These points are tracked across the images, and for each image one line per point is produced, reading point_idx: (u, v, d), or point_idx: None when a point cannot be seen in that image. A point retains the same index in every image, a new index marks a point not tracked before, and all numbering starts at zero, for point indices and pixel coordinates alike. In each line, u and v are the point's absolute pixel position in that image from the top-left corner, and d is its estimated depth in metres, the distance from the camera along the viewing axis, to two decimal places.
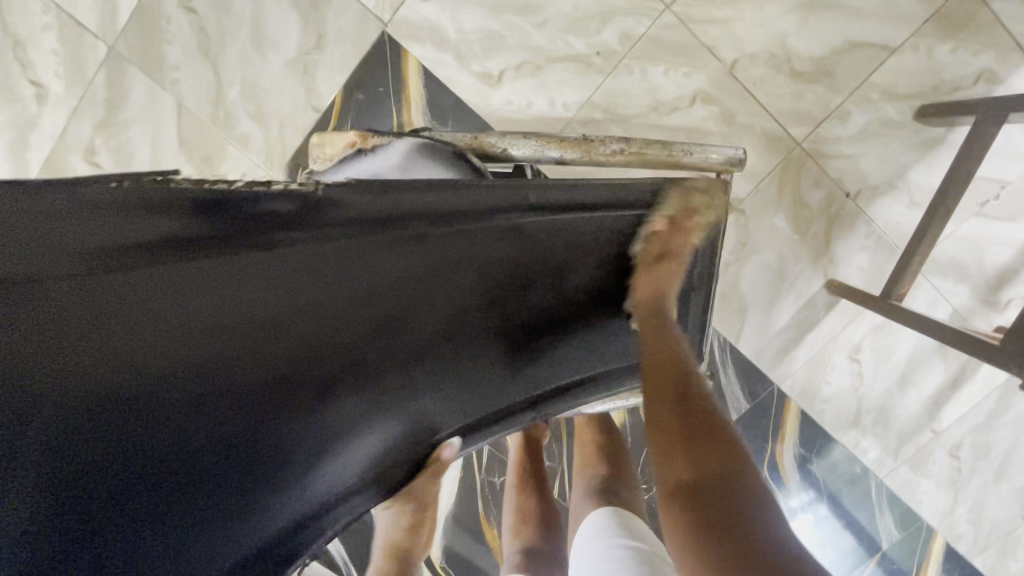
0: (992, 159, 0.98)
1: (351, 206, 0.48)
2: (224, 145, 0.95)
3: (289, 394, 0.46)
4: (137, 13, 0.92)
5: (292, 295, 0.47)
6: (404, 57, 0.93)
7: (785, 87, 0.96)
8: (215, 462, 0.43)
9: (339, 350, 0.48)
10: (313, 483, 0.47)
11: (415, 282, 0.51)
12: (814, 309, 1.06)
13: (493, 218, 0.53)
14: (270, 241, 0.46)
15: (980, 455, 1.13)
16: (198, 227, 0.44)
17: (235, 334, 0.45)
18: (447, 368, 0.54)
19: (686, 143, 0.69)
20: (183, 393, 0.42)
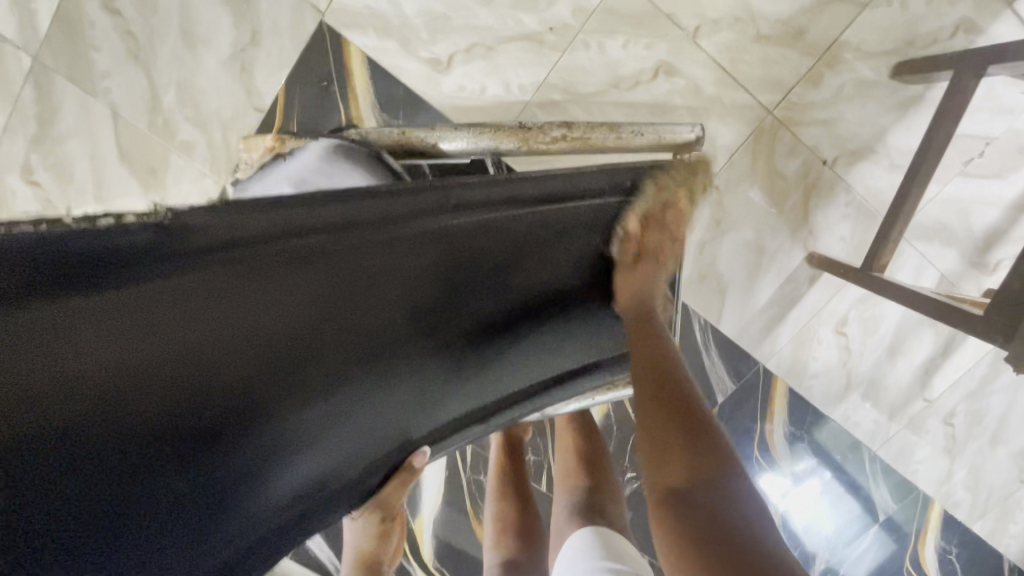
0: (974, 115, 0.93)
1: (238, 229, 0.39)
2: (166, 153, 0.90)
3: (200, 450, 0.40)
4: (59, 20, 0.86)
5: (197, 336, 0.39)
6: (347, 48, 0.88)
7: (752, 52, 0.91)
8: (121, 545, 0.36)
9: (252, 392, 0.42)
10: (258, 519, 0.44)
11: (330, 303, 0.45)
12: (797, 284, 1.02)
13: (410, 225, 0.47)
14: (140, 286, 0.36)
15: (975, 421, 1.10)
16: (31, 280, 0.32)
17: (125, 396, 0.36)
18: (378, 386, 0.50)
19: (633, 124, 0.66)
20: (51, 489, 0.33)
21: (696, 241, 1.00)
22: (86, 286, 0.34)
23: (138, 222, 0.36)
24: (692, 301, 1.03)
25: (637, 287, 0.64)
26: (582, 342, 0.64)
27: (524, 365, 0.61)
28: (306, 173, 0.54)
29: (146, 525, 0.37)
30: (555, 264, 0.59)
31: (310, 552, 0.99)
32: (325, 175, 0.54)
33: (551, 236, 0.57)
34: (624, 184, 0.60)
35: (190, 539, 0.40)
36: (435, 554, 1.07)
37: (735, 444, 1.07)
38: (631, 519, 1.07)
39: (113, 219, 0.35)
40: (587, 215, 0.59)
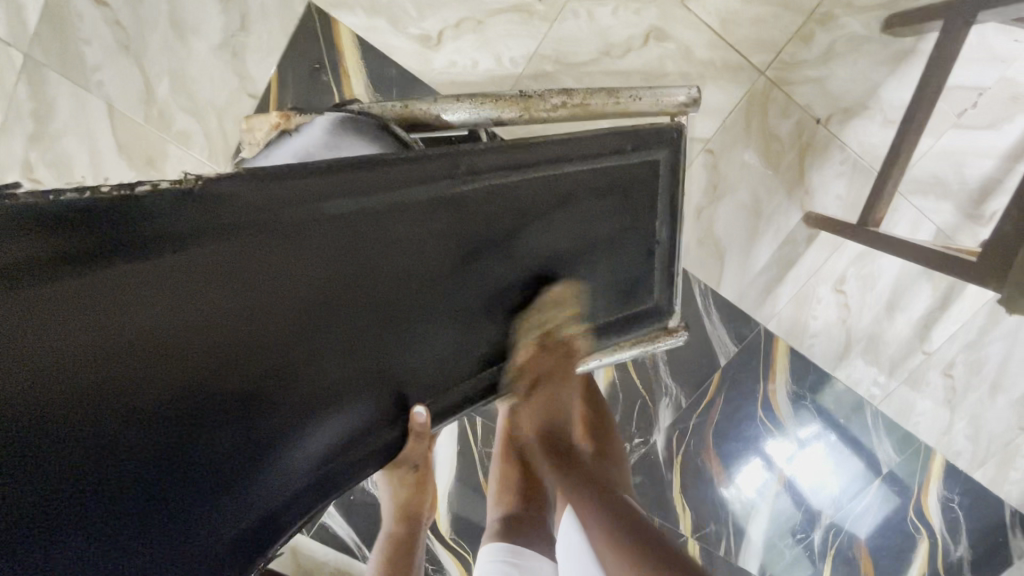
0: (966, 65, 0.93)
1: (258, 198, 0.45)
2: (164, 145, 0.91)
3: (234, 399, 0.46)
4: (47, 15, 0.86)
5: (233, 298, 0.46)
6: (337, 28, 0.88)
7: (741, 12, 0.91)
8: (171, 473, 0.43)
9: (278, 348, 0.48)
10: (288, 468, 0.49)
11: (343, 269, 0.50)
12: (794, 245, 1.03)
13: (417, 190, 0.52)
14: (174, 251, 0.43)
15: (974, 371, 1.12)
16: (94, 244, 0.40)
17: (177, 347, 0.43)
18: (392, 349, 0.54)
19: (632, 89, 0.65)
20: (115, 422, 0.41)
21: (692, 207, 1.00)
22: (137, 248, 0.42)
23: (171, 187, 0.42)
24: (691, 267, 1.05)
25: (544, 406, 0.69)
26: (587, 305, 0.66)
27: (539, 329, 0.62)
28: (316, 147, 0.55)
29: (192, 460, 0.44)
30: (559, 227, 0.61)
31: (330, 528, 1.02)
32: (335, 148, 0.55)
33: (554, 202, 0.59)
34: (621, 147, 0.62)
35: (230, 478, 0.46)
36: (451, 526, 1.10)
37: (738, 405, 1.09)
38: (638, 484, 1.11)
39: (152, 186, 0.42)
40: (589, 177, 0.61)
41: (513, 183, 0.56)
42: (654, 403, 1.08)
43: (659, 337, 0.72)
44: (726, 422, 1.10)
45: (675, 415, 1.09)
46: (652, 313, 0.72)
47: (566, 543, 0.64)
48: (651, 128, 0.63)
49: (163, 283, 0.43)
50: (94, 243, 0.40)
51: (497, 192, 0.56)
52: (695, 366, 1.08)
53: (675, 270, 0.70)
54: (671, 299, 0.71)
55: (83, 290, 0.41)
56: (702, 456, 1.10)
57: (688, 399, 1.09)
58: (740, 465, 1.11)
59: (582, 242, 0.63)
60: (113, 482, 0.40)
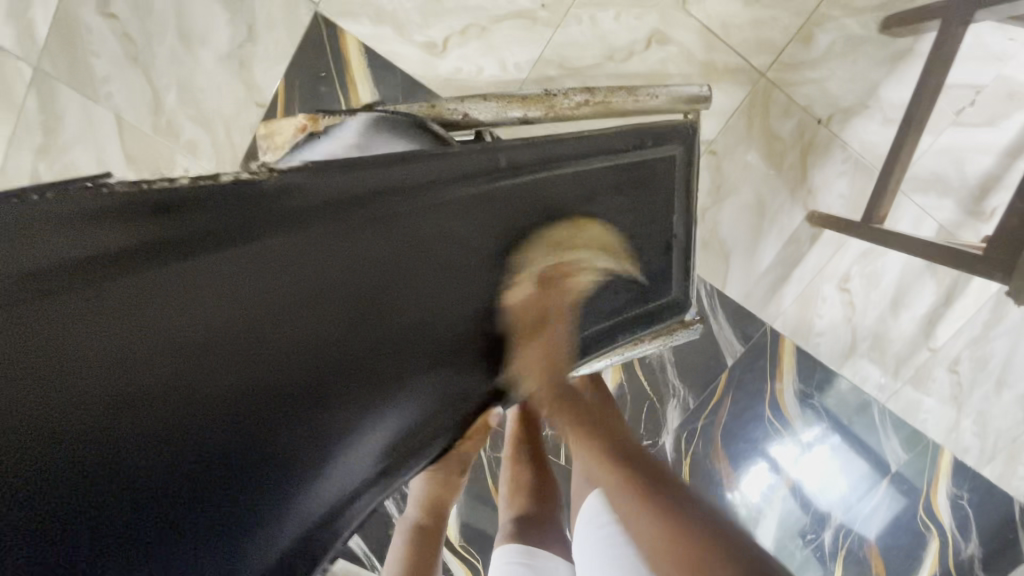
0: (963, 63, 0.94)
1: (305, 192, 0.47)
2: (172, 155, 0.91)
3: (289, 394, 0.44)
4: (56, 28, 0.87)
5: (286, 290, 0.46)
6: (343, 37, 0.89)
7: (741, 15, 0.92)
8: (224, 465, 0.42)
9: (331, 343, 0.47)
10: (338, 467, 0.46)
11: (392, 263, 0.50)
12: (798, 244, 1.04)
13: (447, 191, 0.53)
14: (231, 242, 0.45)
15: (979, 367, 1.12)
16: (158, 236, 0.43)
17: (235, 337, 0.44)
18: (437, 345, 0.52)
19: (649, 87, 0.68)
20: (176, 407, 0.41)
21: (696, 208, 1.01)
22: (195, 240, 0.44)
23: (227, 181, 0.45)
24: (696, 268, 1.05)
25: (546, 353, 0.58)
26: (604, 301, 0.64)
27: (565, 314, 0.63)
28: (347, 150, 0.55)
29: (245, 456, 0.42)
30: (585, 221, 0.61)
31: None
32: (365, 149, 0.55)
33: (578, 200, 0.60)
34: (640, 142, 0.63)
35: (281, 477, 0.44)
36: (461, 533, 1.09)
37: (746, 406, 1.09)
38: None
39: (213, 180, 0.44)
40: (608, 175, 0.62)
41: (540, 175, 0.57)
42: (663, 405, 1.08)
43: (676, 330, 0.72)
44: (734, 423, 1.10)
45: (684, 416, 1.09)
46: (677, 306, 0.70)
47: (583, 540, 0.63)
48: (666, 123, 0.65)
49: (222, 273, 0.44)
50: (150, 234, 0.43)
51: (526, 185, 0.57)
52: (702, 366, 1.08)
53: (692, 263, 0.70)
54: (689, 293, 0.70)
55: (144, 279, 0.42)
56: (711, 459, 1.09)
57: (696, 400, 1.09)
58: (748, 467, 1.11)
59: (599, 241, 0.62)
60: (167, 472, 0.40)
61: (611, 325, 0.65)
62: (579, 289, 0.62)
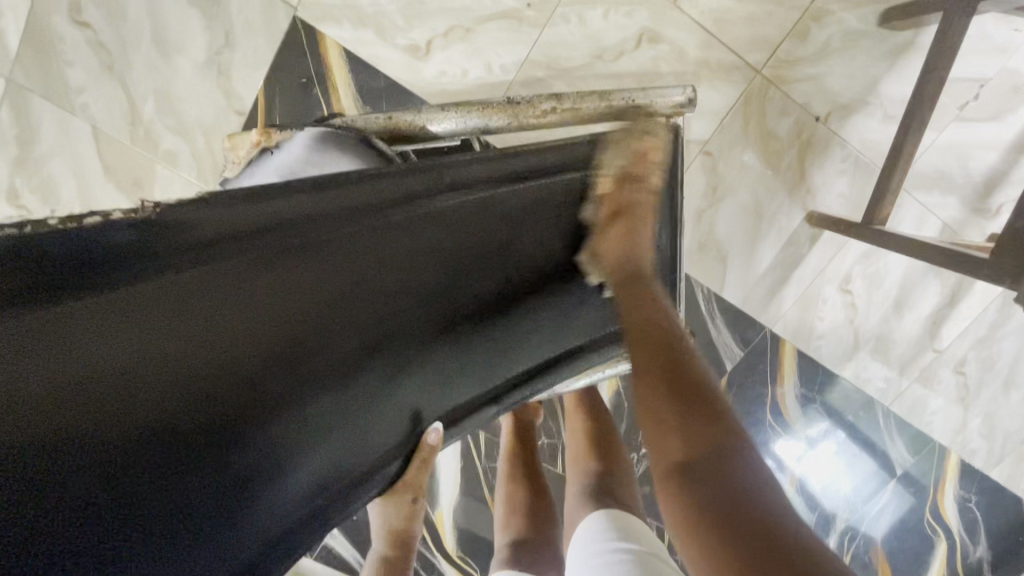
0: (967, 56, 0.91)
1: (231, 218, 0.40)
2: (151, 166, 0.89)
3: (219, 432, 0.39)
4: (28, 38, 0.85)
5: (222, 326, 0.40)
6: (323, 42, 0.87)
7: (735, 11, 0.89)
8: (165, 520, 0.37)
9: (264, 376, 0.41)
10: (291, 492, 0.44)
11: (330, 289, 0.45)
12: (798, 245, 1.01)
13: (394, 212, 0.47)
14: (149, 278, 0.37)
15: (986, 367, 1.09)
16: (44, 280, 0.34)
17: (162, 382, 0.37)
18: (395, 364, 0.49)
19: (625, 91, 0.64)
20: (90, 473, 0.34)
21: (692, 209, 0.98)
22: (104, 279, 0.36)
23: (122, 218, 0.37)
24: (692, 271, 1.02)
25: (620, 246, 0.60)
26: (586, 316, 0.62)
27: (543, 331, 0.59)
28: (296, 164, 0.54)
29: (174, 506, 0.37)
30: (556, 227, 0.58)
31: (333, 551, 0.99)
32: (316, 164, 0.54)
33: (547, 211, 0.57)
34: (609, 150, 0.60)
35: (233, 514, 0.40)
36: (458, 544, 1.07)
37: (747, 410, 1.07)
38: (648, 494, 1.06)
39: (98, 218, 0.36)
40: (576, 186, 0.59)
41: (503, 191, 0.53)
42: None
43: None
44: None
45: None
46: None
47: (576, 562, 0.61)
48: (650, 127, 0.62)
49: (115, 313, 0.36)
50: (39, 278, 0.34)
51: (490, 201, 0.52)
52: None
53: (678, 275, 0.68)
54: (675, 305, 0.68)
55: (42, 326, 0.34)
56: None
57: None
58: None
59: (577, 258, 0.60)
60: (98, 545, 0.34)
61: (594, 341, 0.63)
62: (560, 309, 0.60)
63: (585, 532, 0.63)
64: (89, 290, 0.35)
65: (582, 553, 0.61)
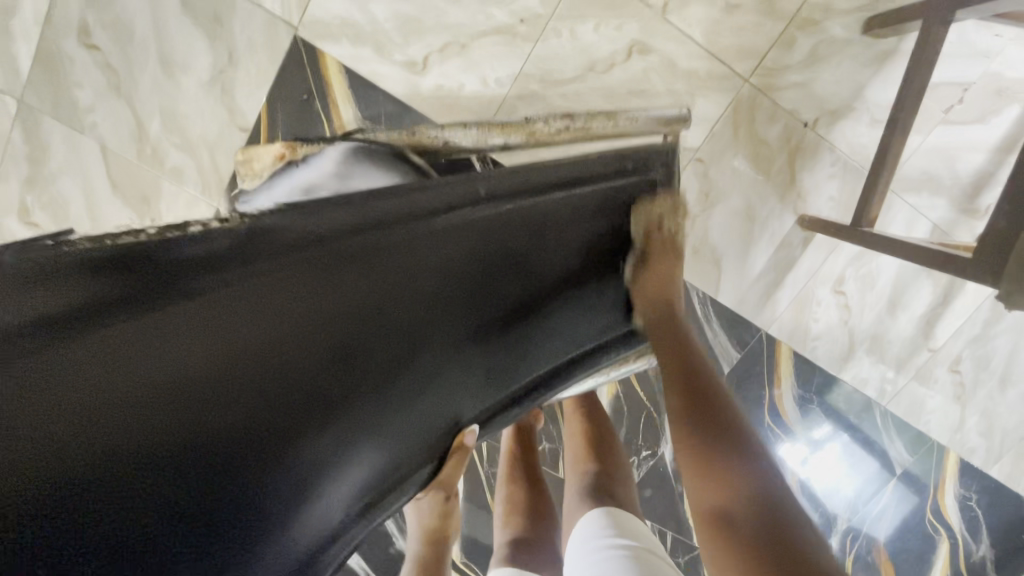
0: (951, 61, 0.93)
1: (301, 228, 0.40)
2: (158, 182, 0.92)
3: (277, 438, 0.39)
4: (38, 60, 0.88)
5: (287, 333, 0.40)
6: (323, 59, 0.89)
7: (722, 23, 0.92)
8: (234, 521, 0.38)
9: (315, 384, 0.41)
10: (343, 493, 0.45)
11: (380, 298, 0.44)
12: (790, 248, 1.03)
13: (442, 220, 0.47)
14: (224, 287, 0.38)
15: (981, 366, 1.10)
16: (130, 288, 0.35)
17: (234, 388, 0.38)
18: (439, 369, 0.50)
19: (631, 112, 0.70)
20: (169, 475, 0.35)
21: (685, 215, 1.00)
22: (185, 287, 0.36)
23: (217, 228, 0.38)
24: (688, 275, 1.04)
25: (662, 283, 0.65)
26: (584, 325, 0.63)
27: (552, 341, 0.60)
28: (323, 177, 0.56)
29: (227, 515, 0.37)
30: (572, 239, 0.58)
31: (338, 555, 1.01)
32: (343, 177, 0.56)
33: (561, 226, 0.56)
34: (621, 166, 0.61)
35: (291, 516, 0.41)
36: (462, 548, 1.09)
37: (745, 412, 1.08)
38: (649, 497, 1.07)
39: (199, 227, 0.37)
40: (591, 202, 0.59)
41: (526, 204, 0.52)
42: (660, 414, 1.07)
43: None
44: None
45: None
46: None
47: (576, 560, 0.62)
48: (648, 147, 0.64)
49: (191, 319, 0.37)
50: (127, 287, 0.35)
51: (515, 213, 0.52)
52: None
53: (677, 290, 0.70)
54: None
55: (122, 334, 0.35)
56: None
57: None
58: None
59: (582, 266, 0.61)
60: (175, 542, 0.35)
61: (596, 346, 0.64)
62: (563, 314, 0.60)
63: (583, 530, 0.64)
64: (170, 298, 0.36)
65: (580, 550, 0.62)
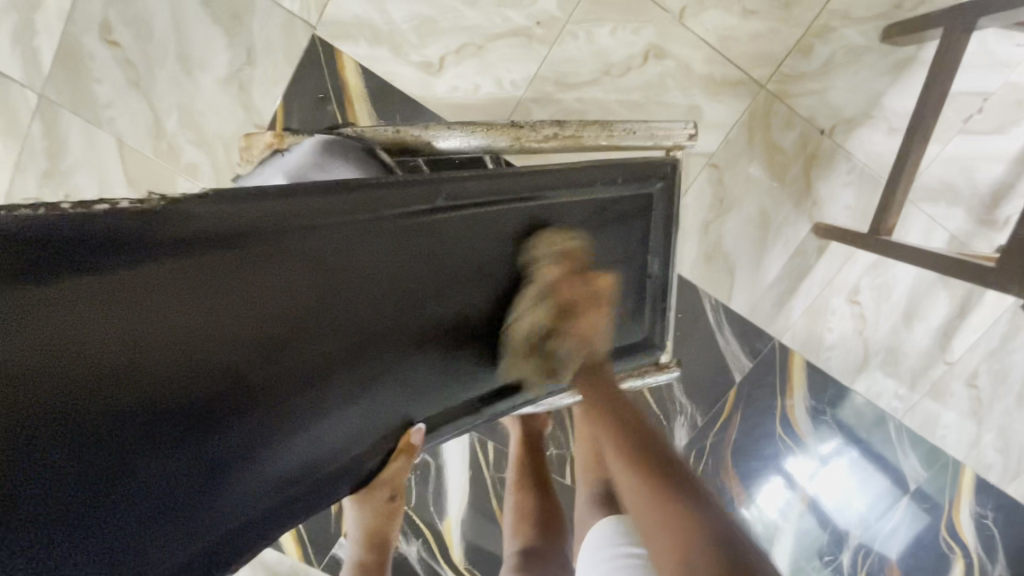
0: (970, 70, 0.92)
1: (231, 214, 0.43)
2: (173, 177, 0.93)
3: (191, 416, 0.42)
4: (58, 55, 0.89)
5: (214, 316, 0.43)
6: (340, 58, 0.90)
7: (740, 29, 0.91)
8: (139, 489, 0.41)
9: (239, 369, 0.44)
10: (265, 479, 0.47)
11: (314, 292, 0.47)
12: (805, 256, 1.02)
13: (397, 217, 0.50)
14: (148, 266, 0.40)
15: (998, 380, 1.08)
16: (44, 259, 0.36)
17: (155, 367, 0.41)
18: (377, 366, 0.52)
19: (626, 122, 0.68)
20: (80, 439, 0.38)
21: (699, 221, 1.00)
22: (105, 263, 0.38)
23: (128, 206, 0.39)
24: (701, 282, 1.03)
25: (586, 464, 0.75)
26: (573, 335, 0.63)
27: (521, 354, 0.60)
28: (304, 168, 0.56)
29: (149, 483, 0.41)
30: (551, 249, 0.59)
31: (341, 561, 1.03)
32: (322, 168, 0.56)
33: (538, 233, 0.58)
34: (611, 179, 0.61)
35: (202, 491, 0.43)
36: (467, 553, 1.08)
37: (757, 422, 1.07)
38: None
39: (107, 205, 0.38)
40: (575, 210, 0.60)
41: (496, 209, 0.55)
42: (670, 423, 1.06)
43: (649, 370, 0.71)
44: (745, 440, 1.07)
45: (691, 434, 1.06)
46: (646, 346, 0.69)
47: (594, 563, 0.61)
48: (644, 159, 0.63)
49: (114, 297, 0.39)
50: (41, 257, 0.36)
51: (481, 214, 0.55)
52: (711, 383, 1.06)
53: (669, 306, 0.69)
54: (663, 335, 0.70)
55: (37, 305, 0.36)
56: (721, 477, 1.07)
57: (704, 417, 1.06)
58: (762, 486, 1.08)
59: None
60: (78, 504, 0.38)
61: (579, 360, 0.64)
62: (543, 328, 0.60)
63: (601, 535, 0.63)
64: (90, 275, 0.38)
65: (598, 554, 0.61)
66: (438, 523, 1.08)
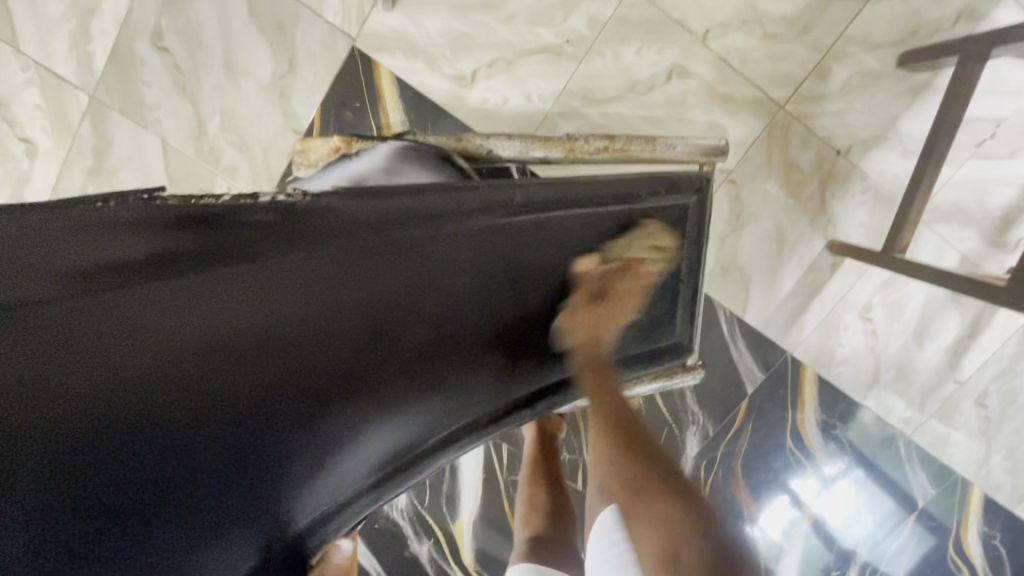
0: (984, 97, 0.95)
1: (347, 215, 0.46)
2: (212, 178, 0.97)
3: (292, 398, 0.47)
4: (111, 58, 0.93)
5: (319, 306, 0.47)
6: (376, 69, 0.94)
7: (761, 52, 0.95)
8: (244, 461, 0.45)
9: (334, 357, 0.49)
10: (347, 459, 0.51)
11: (403, 289, 0.51)
12: (818, 272, 1.04)
13: (474, 219, 0.53)
14: (274, 258, 0.44)
15: (1008, 401, 1.09)
16: (194, 248, 0.40)
17: (267, 351, 0.45)
18: (452, 358, 0.56)
19: (667, 138, 0.72)
20: (203, 412, 0.43)
21: (716, 234, 1.03)
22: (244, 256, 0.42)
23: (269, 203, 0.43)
24: (715, 294, 1.06)
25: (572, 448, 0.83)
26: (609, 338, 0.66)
27: (567, 354, 0.63)
28: (375, 170, 0.60)
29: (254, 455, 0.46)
30: (594, 255, 0.62)
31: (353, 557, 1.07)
32: (394, 171, 0.59)
33: (584, 237, 0.61)
34: (651, 191, 0.63)
35: (292, 467, 0.48)
36: (477, 554, 1.09)
37: (767, 434, 1.09)
38: None
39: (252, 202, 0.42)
40: (616, 217, 0.62)
41: (548, 214, 0.58)
42: (681, 431, 1.09)
43: (679, 373, 0.73)
44: (755, 452, 1.09)
45: (702, 444, 1.09)
46: (679, 349, 0.70)
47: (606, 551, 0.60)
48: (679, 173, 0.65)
49: (241, 286, 0.43)
50: (192, 244, 0.40)
51: (537, 218, 0.57)
52: (723, 393, 1.08)
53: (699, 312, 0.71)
54: (692, 337, 0.71)
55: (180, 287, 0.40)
56: (730, 486, 1.09)
57: (715, 427, 1.08)
58: (770, 498, 1.10)
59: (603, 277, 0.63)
60: (196, 469, 0.43)
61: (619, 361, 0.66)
62: (582, 331, 0.64)
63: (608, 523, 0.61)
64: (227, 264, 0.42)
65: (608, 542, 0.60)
66: (450, 523, 1.10)
